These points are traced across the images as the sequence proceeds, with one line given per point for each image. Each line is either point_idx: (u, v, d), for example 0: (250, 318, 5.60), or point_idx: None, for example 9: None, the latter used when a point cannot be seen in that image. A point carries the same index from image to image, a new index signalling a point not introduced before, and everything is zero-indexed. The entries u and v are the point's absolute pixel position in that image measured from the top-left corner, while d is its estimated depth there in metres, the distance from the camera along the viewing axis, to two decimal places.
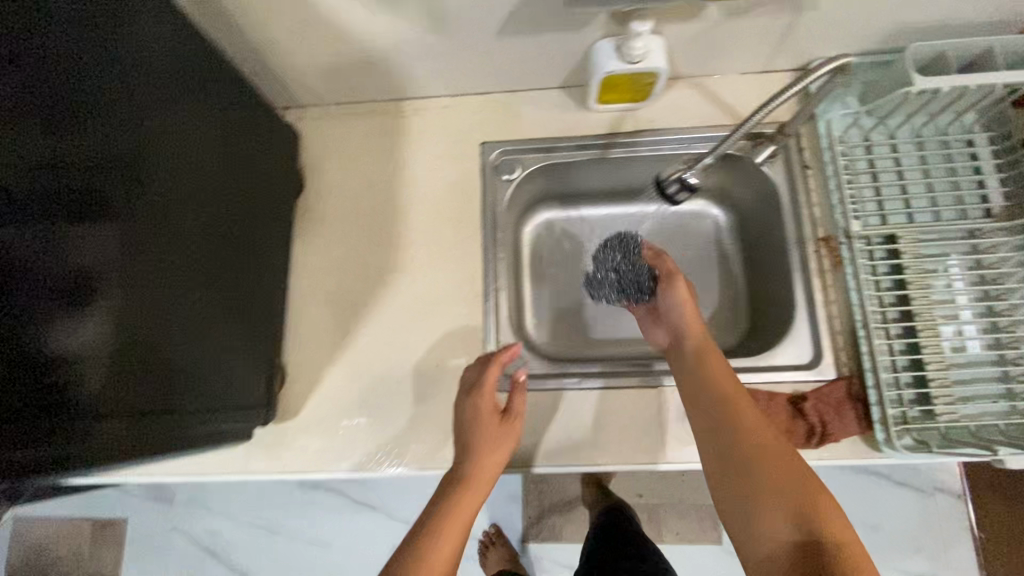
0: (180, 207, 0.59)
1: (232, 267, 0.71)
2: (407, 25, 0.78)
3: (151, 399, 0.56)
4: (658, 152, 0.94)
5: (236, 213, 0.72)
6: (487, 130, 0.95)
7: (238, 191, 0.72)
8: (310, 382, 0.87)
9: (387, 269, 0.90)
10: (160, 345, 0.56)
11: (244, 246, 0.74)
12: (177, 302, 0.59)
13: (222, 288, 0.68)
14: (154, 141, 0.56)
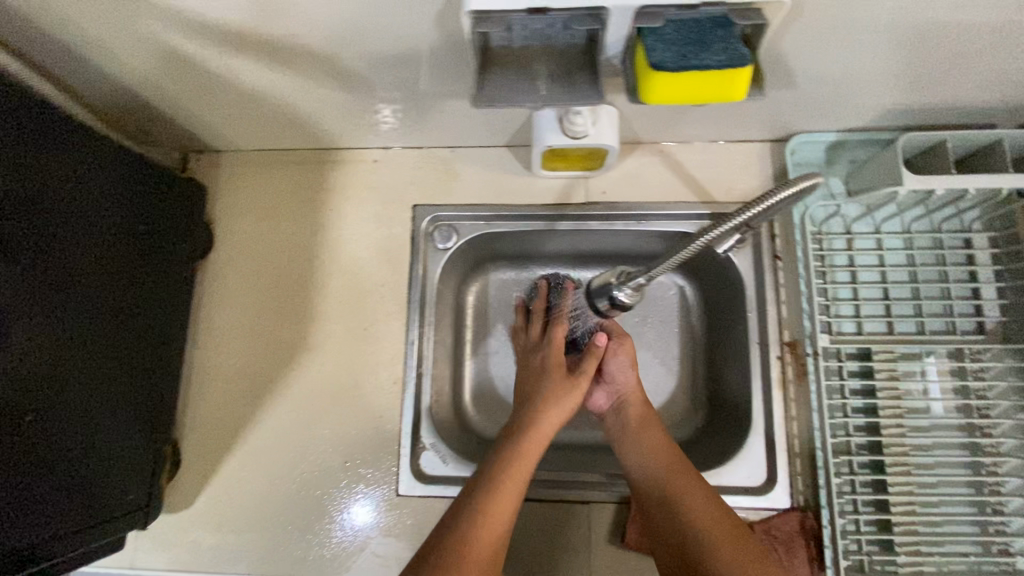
0: (77, 287, 0.62)
1: (53, 368, 0.59)
2: (315, 85, 0.68)
3: (21, 477, 0.55)
4: (610, 227, 0.83)
5: (58, 302, 0.60)
6: (422, 190, 0.84)
7: (60, 273, 0.60)
8: (208, 470, 0.79)
9: (300, 346, 0.81)
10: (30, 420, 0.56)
11: (84, 335, 0.63)
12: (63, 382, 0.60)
13: (30, 398, 0.57)
14: (62, 227, 0.60)
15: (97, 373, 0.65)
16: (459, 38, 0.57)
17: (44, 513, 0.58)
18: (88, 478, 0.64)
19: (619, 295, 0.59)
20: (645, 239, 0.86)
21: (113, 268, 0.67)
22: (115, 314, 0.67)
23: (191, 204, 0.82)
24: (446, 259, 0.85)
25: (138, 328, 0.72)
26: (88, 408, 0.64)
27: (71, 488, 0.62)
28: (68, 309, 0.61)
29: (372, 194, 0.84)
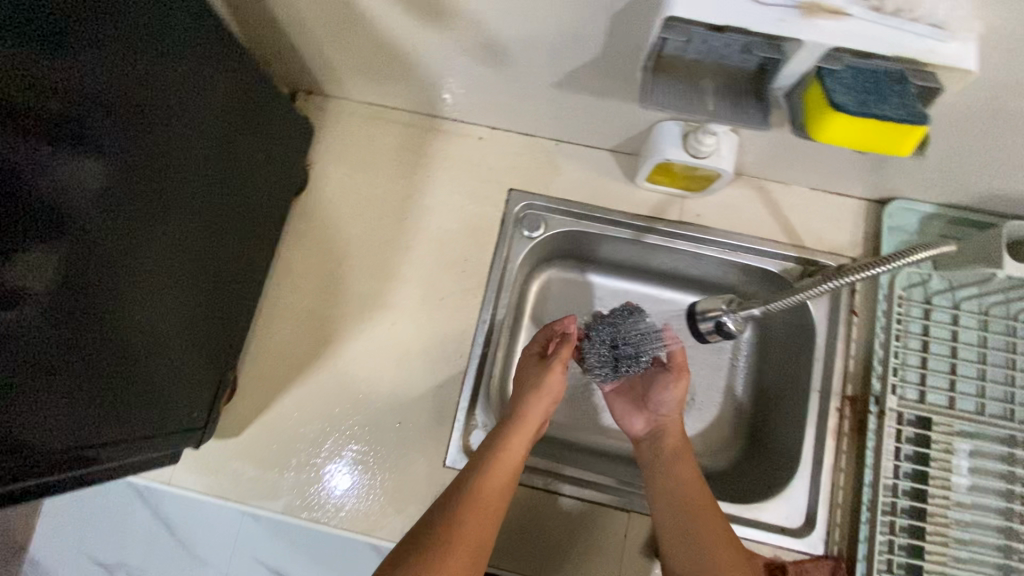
0: (171, 186, 0.58)
1: (121, 268, 0.54)
2: (455, 48, 0.68)
3: (76, 368, 0.51)
4: (697, 250, 0.84)
5: (142, 195, 0.54)
6: (520, 175, 0.85)
7: (154, 168, 0.55)
8: (259, 403, 0.79)
9: (371, 302, 0.82)
10: (99, 311, 0.52)
11: (162, 240, 0.58)
12: (133, 277, 0.56)
13: (96, 294, 0.52)
14: (176, 117, 0.56)
15: (175, 289, 0.63)
16: (630, 33, 0.58)
17: (90, 415, 0.55)
18: (148, 389, 0.62)
19: (727, 321, 0.70)
20: (724, 269, 0.87)
21: (216, 188, 0.65)
22: (205, 232, 0.65)
23: (296, 140, 0.82)
24: (529, 247, 0.86)
25: (209, 242, 0.67)
26: (148, 319, 0.60)
27: (121, 398, 0.58)
28: (171, 217, 0.59)
29: (470, 169, 0.85)
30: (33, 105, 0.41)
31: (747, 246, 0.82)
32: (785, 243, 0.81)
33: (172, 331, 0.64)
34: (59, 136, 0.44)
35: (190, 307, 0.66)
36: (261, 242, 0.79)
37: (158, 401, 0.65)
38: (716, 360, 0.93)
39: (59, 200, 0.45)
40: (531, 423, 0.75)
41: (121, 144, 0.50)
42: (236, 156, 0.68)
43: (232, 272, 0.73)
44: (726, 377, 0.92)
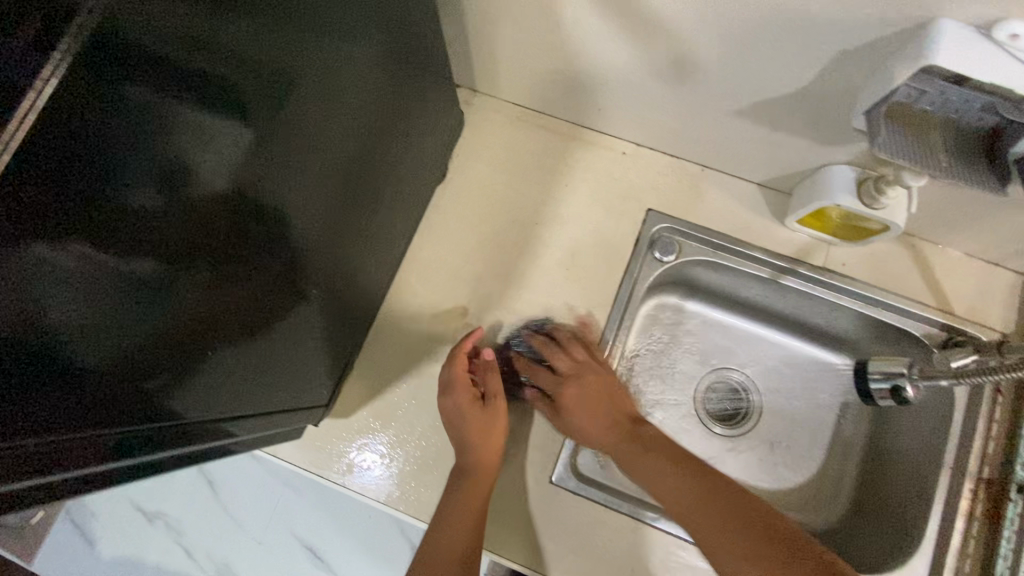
0: (329, 141, 0.52)
1: (280, 229, 0.48)
2: (641, 61, 0.66)
3: (229, 336, 0.46)
4: (835, 300, 0.79)
5: (309, 148, 0.48)
6: (661, 197, 0.83)
7: (320, 118, 0.48)
8: (373, 387, 0.79)
9: (495, 303, 0.81)
10: (257, 276, 0.47)
11: (315, 201, 0.53)
12: (287, 239, 0.50)
13: (258, 257, 0.46)
14: (344, 63, 0.50)
15: (328, 268, 0.62)
16: (850, 72, 0.56)
17: (228, 389, 0.50)
18: (281, 363, 0.58)
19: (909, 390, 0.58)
20: (857, 323, 0.83)
21: (366, 170, 0.63)
22: (358, 214, 0.65)
23: (446, 131, 0.82)
24: (659, 271, 0.83)
25: (346, 208, 0.61)
26: (291, 288, 0.54)
27: (257, 371, 0.54)
28: (339, 198, 0.58)
29: (611, 183, 0.84)
30: (258, 46, 0.37)
31: (893, 304, 0.78)
32: (933, 306, 0.78)
33: (306, 302, 0.59)
34: (293, 114, 0.43)
35: (321, 277, 0.61)
36: (399, 228, 0.78)
37: (290, 377, 0.62)
38: (822, 413, 0.91)
39: (279, 176, 0.45)
40: (478, 448, 0.71)
41: (303, 87, 0.44)
42: (393, 140, 0.67)
43: (360, 245, 0.69)
44: (832, 431, 0.90)
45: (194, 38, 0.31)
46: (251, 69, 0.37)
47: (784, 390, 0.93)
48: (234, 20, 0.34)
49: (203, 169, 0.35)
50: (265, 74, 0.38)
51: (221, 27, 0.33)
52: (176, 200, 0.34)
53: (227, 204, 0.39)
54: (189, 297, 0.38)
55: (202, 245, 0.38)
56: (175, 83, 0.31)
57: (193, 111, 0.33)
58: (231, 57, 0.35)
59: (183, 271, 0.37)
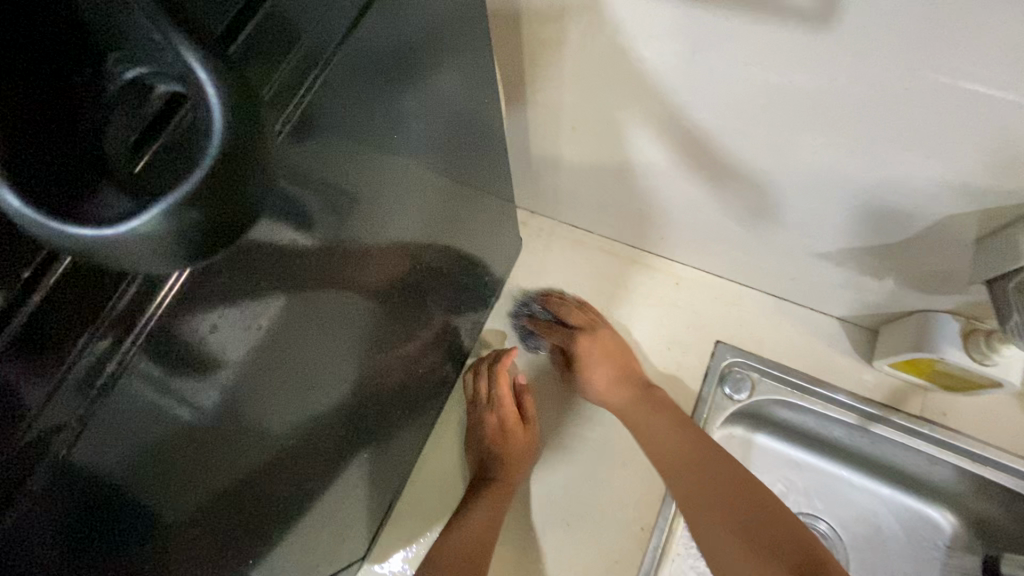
0: (405, 259, 0.50)
1: (351, 353, 0.46)
2: (715, 200, 0.63)
3: (288, 465, 0.43)
4: (937, 457, 0.69)
5: (385, 272, 0.47)
6: (731, 329, 0.77)
7: (398, 242, 0.48)
8: (416, 528, 0.73)
9: (549, 437, 0.75)
10: (323, 401, 0.45)
11: (387, 321, 0.51)
12: (358, 360, 0.48)
13: (327, 382, 0.44)
14: (426, 189, 0.49)
15: (392, 396, 0.60)
16: (956, 232, 0.51)
17: (280, 521, 0.46)
18: (333, 496, 0.54)
19: None
20: (965, 480, 0.73)
21: (437, 285, 0.61)
22: (424, 341, 0.63)
23: (506, 255, 0.80)
24: (729, 412, 0.74)
25: (417, 322, 0.59)
26: (355, 408, 0.51)
27: (310, 502, 0.50)
28: (416, 307, 0.57)
29: (676, 312, 0.78)
30: (346, 185, 0.37)
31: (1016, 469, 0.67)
32: None
33: (368, 421, 0.56)
34: (378, 246, 0.44)
35: (386, 395, 0.58)
36: (456, 352, 0.75)
37: (333, 525, 0.57)
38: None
39: (361, 304, 0.44)
40: (502, 496, 0.69)
41: (383, 215, 0.43)
42: (462, 269, 0.67)
43: (424, 364, 0.66)
44: None
45: (311, 179, 0.33)
46: (349, 195, 0.37)
47: (874, 545, 0.82)
48: (339, 155, 0.35)
49: (288, 302, 0.35)
50: (360, 212, 0.39)
51: (326, 159, 0.34)
52: (269, 324, 0.34)
53: (312, 329, 0.39)
54: (263, 418, 0.37)
55: (282, 368, 0.37)
56: (283, 213, 0.32)
57: (300, 242, 0.33)
58: (335, 195, 0.36)
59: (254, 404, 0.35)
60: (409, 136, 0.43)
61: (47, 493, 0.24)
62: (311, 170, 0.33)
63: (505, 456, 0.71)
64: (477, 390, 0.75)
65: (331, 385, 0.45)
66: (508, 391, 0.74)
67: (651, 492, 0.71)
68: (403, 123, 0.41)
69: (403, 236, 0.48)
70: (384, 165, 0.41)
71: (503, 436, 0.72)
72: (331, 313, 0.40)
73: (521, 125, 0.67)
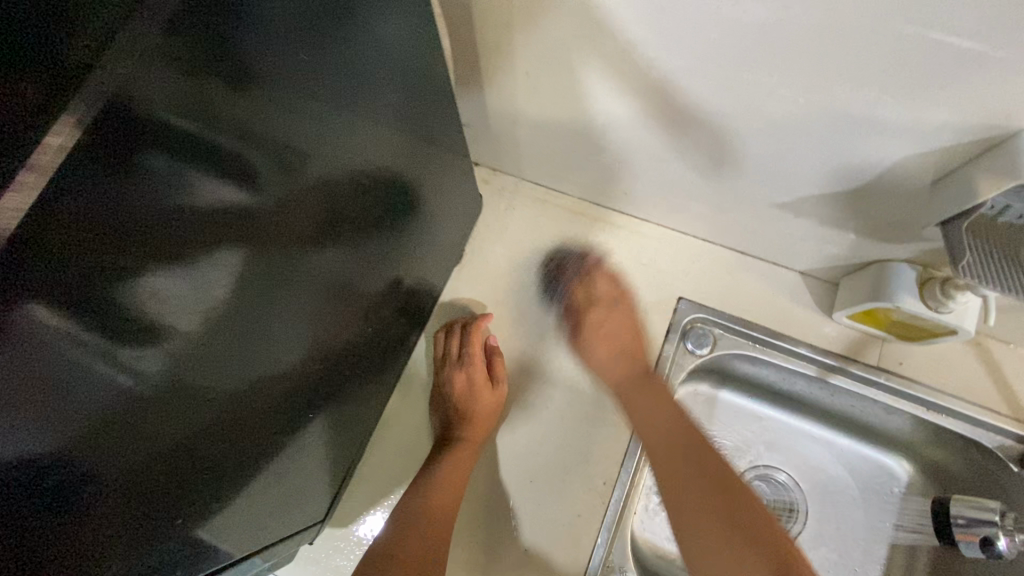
0: (350, 211, 0.46)
1: (292, 312, 0.42)
2: (675, 150, 0.61)
3: (222, 434, 0.39)
4: (892, 403, 0.71)
5: (328, 225, 0.43)
6: (695, 286, 0.76)
7: (342, 192, 0.43)
8: (379, 492, 0.72)
9: (513, 399, 0.74)
10: (261, 364, 0.41)
11: (333, 278, 0.47)
12: (301, 319, 0.44)
13: (264, 344, 0.40)
14: (371, 135, 0.45)
15: (344, 361, 0.57)
16: (914, 176, 0.50)
17: (217, 493, 0.43)
18: (280, 463, 0.51)
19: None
20: (918, 427, 0.75)
21: (388, 240, 0.57)
22: (375, 307, 0.60)
23: (466, 214, 0.77)
24: (691, 367, 0.75)
25: (367, 278, 0.55)
26: (301, 370, 0.48)
27: (252, 469, 0.46)
28: (365, 264, 0.53)
29: (640, 270, 0.77)
30: (270, 124, 0.32)
31: (967, 414, 0.69)
32: (1007, 416, 0.68)
33: (316, 384, 0.52)
34: (323, 203, 0.41)
35: (337, 356, 0.54)
36: (414, 314, 0.73)
37: (280, 491, 0.54)
38: (877, 522, 0.82)
39: (308, 268, 0.42)
40: (464, 454, 0.68)
41: (323, 162, 0.39)
42: (414, 230, 0.64)
43: (375, 324, 0.62)
44: (887, 546, 0.81)
45: (238, 122, 0.30)
46: (275, 136, 0.33)
47: (832, 493, 0.84)
48: (258, 88, 0.30)
49: (202, 252, 0.30)
50: (303, 170, 0.37)
51: (240, 90, 0.29)
52: (203, 288, 0.31)
53: (254, 295, 0.36)
54: (204, 386, 0.35)
55: (222, 334, 0.35)
56: (190, 152, 0.27)
57: (225, 192, 0.30)
58: (273, 146, 0.33)
59: (169, 368, 0.31)
60: (348, 74, 0.38)
61: None
62: (223, 103, 0.28)
63: (471, 415, 0.70)
64: (448, 348, 0.74)
65: (280, 354, 0.43)
66: (478, 350, 0.73)
67: (614, 449, 0.71)
68: (347, 76, 0.38)
69: (347, 186, 0.44)
70: (331, 123, 0.38)
71: (470, 394, 0.71)
72: (261, 267, 0.36)
73: (474, 73, 0.63)
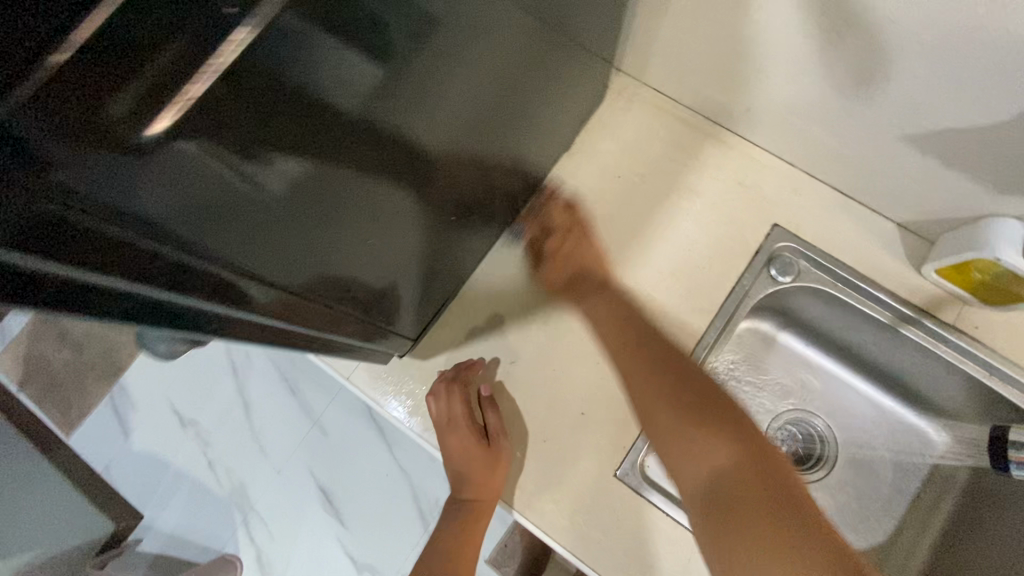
0: (452, 102, 0.48)
1: (390, 187, 0.45)
2: (824, 60, 0.62)
3: (314, 288, 0.44)
4: (955, 363, 0.73)
5: (434, 107, 0.45)
6: (792, 216, 0.78)
7: (452, 77, 0.45)
8: (455, 339, 0.77)
9: (595, 284, 0.78)
10: (353, 233, 0.44)
11: (428, 164, 0.50)
12: (395, 199, 0.47)
13: (359, 212, 0.43)
14: (494, 24, 0.46)
15: (408, 258, 0.59)
16: None
17: (310, 332, 0.49)
18: (367, 313, 0.57)
19: None
20: (973, 394, 0.77)
21: (483, 139, 0.59)
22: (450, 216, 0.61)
23: (588, 103, 0.80)
24: (769, 290, 0.79)
25: (458, 172, 0.58)
26: (388, 241, 0.52)
27: (343, 321, 0.52)
28: (457, 160, 0.56)
29: (741, 190, 0.79)
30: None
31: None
32: None
33: (399, 258, 0.56)
34: (433, 88, 0.43)
35: (420, 238, 0.58)
36: (521, 184, 0.77)
37: (373, 321, 0.60)
38: (900, 478, 0.86)
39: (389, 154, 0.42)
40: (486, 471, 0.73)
41: (445, 42, 0.40)
42: (504, 137, 0.64)
43: (467, 205, 0.65)
44: (904, 505, 0.85)
45: None
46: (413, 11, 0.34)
47: (864, 443, 0.88)
48: None
49: (329, 118, 0.33)
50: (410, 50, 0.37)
51: None
52: (310, 146, 0.33)
53: (351, 171, 0.38)
54: (289, 243, 0.37)
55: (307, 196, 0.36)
56: (345, 22, 0.29)
57: (349, 54, 0.31)
58: (412, 14, 0.34)
59: (279, 223, 0.35)
60: None
61: (58, 254, 0.24)
62: None
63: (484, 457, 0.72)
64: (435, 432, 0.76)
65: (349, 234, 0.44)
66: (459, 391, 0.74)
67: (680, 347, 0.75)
68: None
69: (457, 76, 0.46)
70: (450, 8, 0.38)
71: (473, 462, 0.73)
72: (371, 143, 0.39)
73: None
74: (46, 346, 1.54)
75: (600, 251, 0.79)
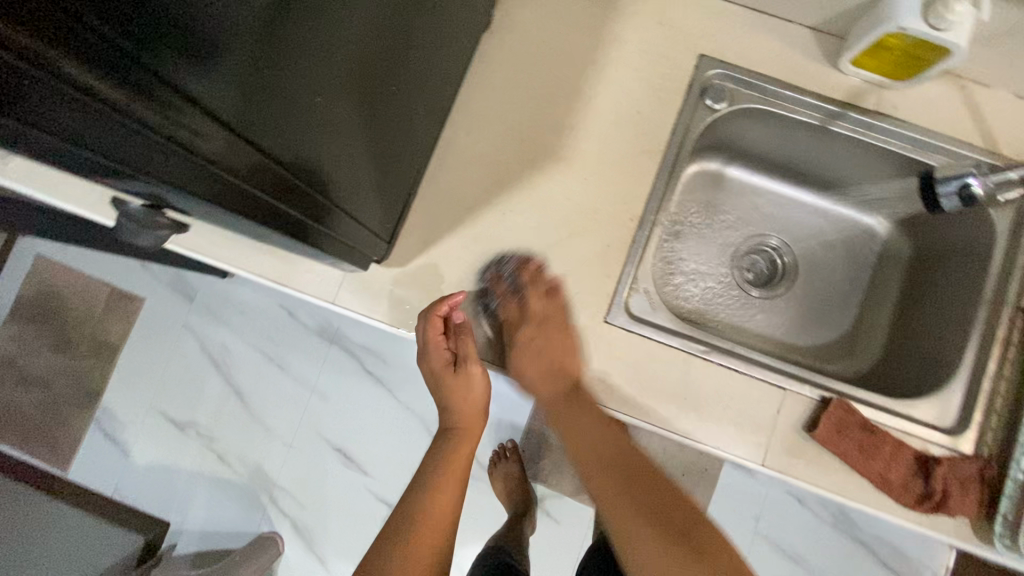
0: None
1: (319, 63, 0.44)
2: None
3: (260, 172, 0.43)
4: (883, 145, 0.80)
5: None
6: (714, 44, 0.81)
7: None
8: (424, 240, 0.77)
9: (546, 153, 0.79)
10: (292, 113, 0.43)
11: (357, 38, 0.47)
12: (329, 78, 0.46)
13: (293, 91, 0.42)
14: None
15: (360, 164, 0.58)
16: None
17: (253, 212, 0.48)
18: (329, 208, 0.56)
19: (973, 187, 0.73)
20: (903, 172, 0.84)
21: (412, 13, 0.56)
22: (394, 142, 0.65)
23: None
24: (709, 121, 0.82)
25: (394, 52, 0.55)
26: (334, 128, 0.50)
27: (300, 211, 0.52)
28: (390, 38, 0.53)
29: (662, 31, 0.81)
30: None
31: (947, 147, 0.78)
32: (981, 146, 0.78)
33: (351, 150, 0.55)
34: None
35: (369, 127, 0.57)
36: (454, 67, 0.76)
37: (341, 217, 0.59)
38: (855, 271, 0.94)
39: (324, 77, 0.45)
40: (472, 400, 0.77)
41: None
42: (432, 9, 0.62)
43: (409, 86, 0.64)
44: (862, 293, 0.93)
45: None
46: None
47: (819, 249, 0.96)
48: None
49: None
50: None
51: None
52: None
53: (266, 37, 0.37)
54: (222, 118, 0.36)
55: (251, 119, 0.39)
56: None
57: None
58: None
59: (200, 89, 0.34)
60: None
61: None
62: None
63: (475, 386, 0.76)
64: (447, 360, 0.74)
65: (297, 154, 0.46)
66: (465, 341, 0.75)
67: (638, 191, 0.79)
68: None
69: None
70: None
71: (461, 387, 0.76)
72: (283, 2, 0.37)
73: None
74: (9, 391, 1.47)
75: (545, 120, 0.80)
